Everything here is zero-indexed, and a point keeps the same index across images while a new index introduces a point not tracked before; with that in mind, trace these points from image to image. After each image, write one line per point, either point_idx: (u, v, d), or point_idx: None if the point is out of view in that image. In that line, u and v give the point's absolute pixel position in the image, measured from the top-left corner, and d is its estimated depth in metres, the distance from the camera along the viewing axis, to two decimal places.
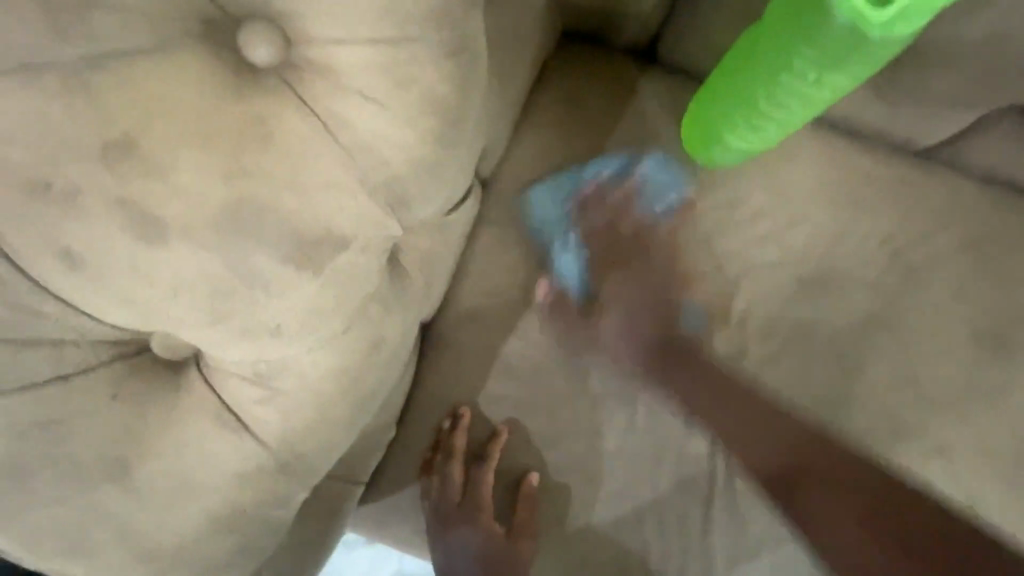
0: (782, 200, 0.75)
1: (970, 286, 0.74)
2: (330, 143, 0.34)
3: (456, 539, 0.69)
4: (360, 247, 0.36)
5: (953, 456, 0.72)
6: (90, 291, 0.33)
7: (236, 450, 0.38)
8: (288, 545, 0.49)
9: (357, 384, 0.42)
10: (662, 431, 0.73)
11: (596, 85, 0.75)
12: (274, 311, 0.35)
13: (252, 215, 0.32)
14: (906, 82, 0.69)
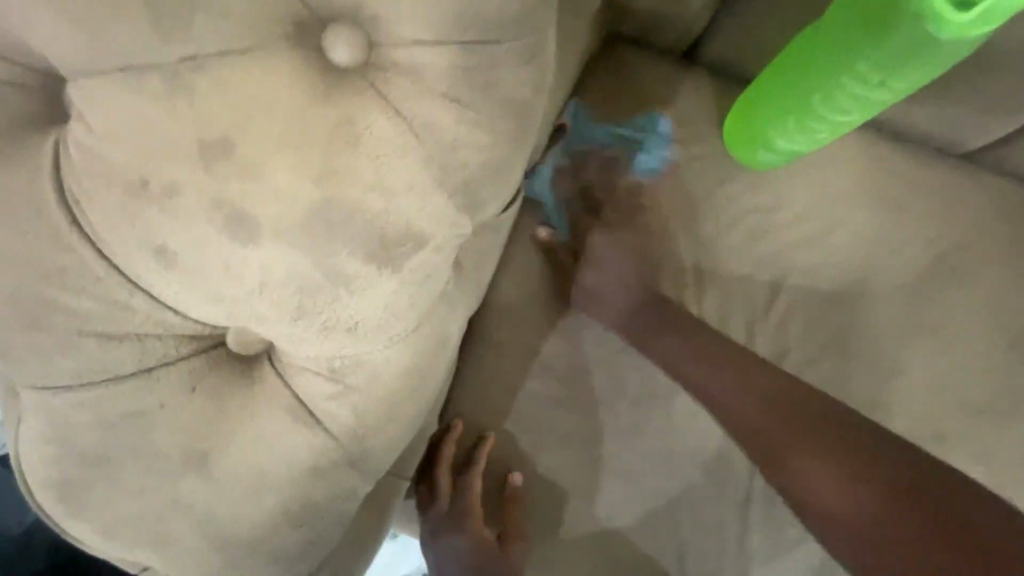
0: (826, 201, 0.75)
1: (1011, 290, 0.73)
2: (413, 143, 0.34)
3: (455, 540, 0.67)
4: (437, 244, 0.37)
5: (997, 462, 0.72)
6: (179, 286, 0.34)
7: (309, 446, 0.38)
8: (343, 545, 0.47)
9: (424, 379, 0.42)
10: (708, 431, 0.72)
11: (637, 86, 0.75)
12: (354, 306, 0.35)
13: (339, 214, 0.33)
14: (956, 86, 0.68)
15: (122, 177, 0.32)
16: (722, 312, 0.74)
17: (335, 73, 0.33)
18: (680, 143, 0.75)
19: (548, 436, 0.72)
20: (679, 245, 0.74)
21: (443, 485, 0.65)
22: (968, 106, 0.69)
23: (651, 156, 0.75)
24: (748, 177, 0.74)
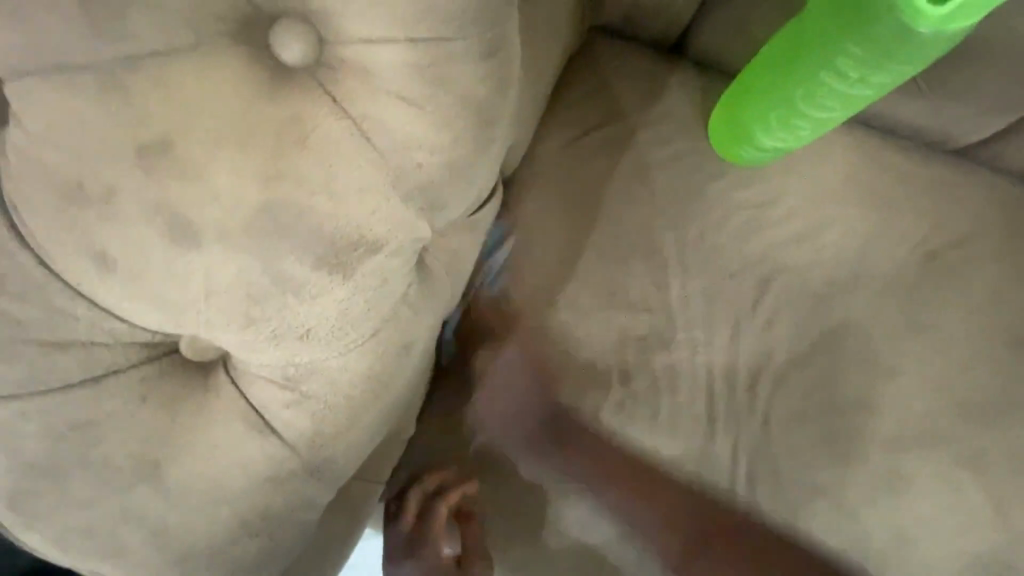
0: (815, 199, 0.73)
1: (1001, 290, 0.72)
2: (363, 146, 0.33)
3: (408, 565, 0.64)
4: (393, 250, 0.36)
5: (985, 464, 0.71)
6: (124, 293, 0.33)
7: (264, 455, 0.37)
8: (313, 549, 0.47)
9: (387, 386, 0.41)
10: (693, 434, 0.71)
11: (622, 81, 0.74)
12: (305, 314, 0.34)
13: (284, 220, 0.32)
14: (949, 79, 0.66)
15: (61, 182, 0.31)
16: (707, 313, 0.72)
17: (283, 73, 0.32)
18: (665, 141, 0.73)
19: (530, 439, 0.71)
20: (663, 245, 0.72)
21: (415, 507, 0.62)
22: (961, 101, 0.67)
23: (636, 154, 0.73)
24: (734, 174, 0.73)
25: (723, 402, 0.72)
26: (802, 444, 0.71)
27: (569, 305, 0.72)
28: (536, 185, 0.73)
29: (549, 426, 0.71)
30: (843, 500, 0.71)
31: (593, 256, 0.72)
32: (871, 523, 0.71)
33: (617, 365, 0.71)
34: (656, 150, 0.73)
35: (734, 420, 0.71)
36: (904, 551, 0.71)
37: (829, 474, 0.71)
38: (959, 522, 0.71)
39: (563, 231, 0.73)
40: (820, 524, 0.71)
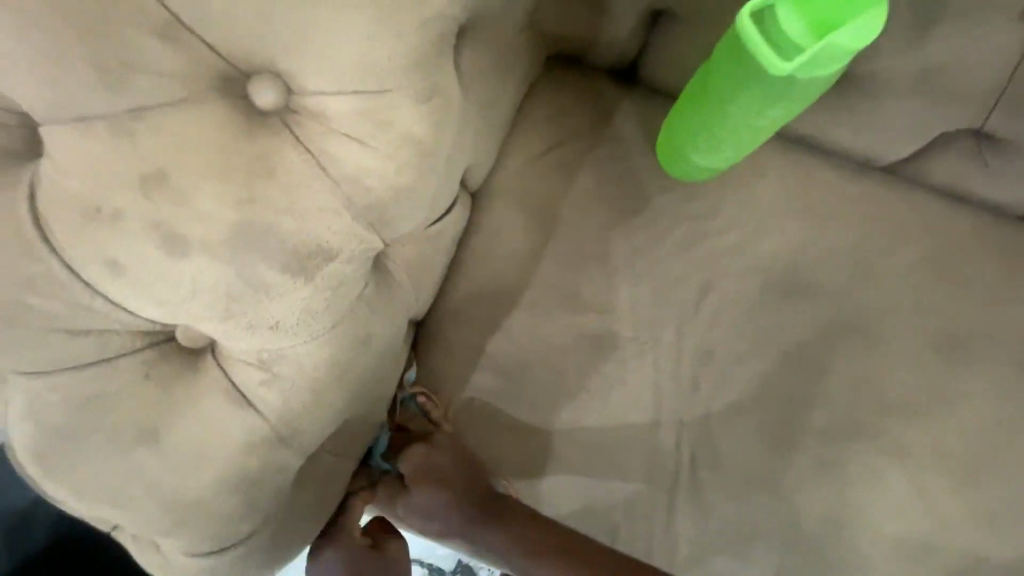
0: (753, 212, 0.81)
1: (926, 295, 0.79)
2: (321, 176, 0.41)
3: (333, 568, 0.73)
4: (347, 257, 0.44)
5: (908, 452, 0.77)
6: (129, 291, 0.41)
7: (243, 425, 0.46)
8: (288, 518, 0.54)
9: (348, 371, 0.49)
10: (640, 423, 0.79)
11: (578, 106, 0.82)
12: (274, 309, 0.43)
13: (256, 234, 0.40)
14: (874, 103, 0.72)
15: (80, 204, 0.39)
16: (653, 315, 0.80)
17: (258, 119, 0.41)
18: (616, 159, 0.82)
19: (492, 426, 0.79)
20: (614, 252, 0.80)
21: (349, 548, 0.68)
22: (883, 126, 0.74)
23: (590, 171, 0.81)
24: (679, 190, 0.81)
25: (668, 395, 0.79)
26: (740, 434, 0.79)
27: (529, 306, 0.80)
28: (501, 200, 0.81)
29: (510, 414, 0.79)
30: (779, 485, 0.78)
31: (552, 262, 0.81)
32: (803, 507, 0.78)
33: (571, 360, 0.79)
34: (608, 167, 0.81)
35: (678, 411, 0.79)
36: (834, 532, 0.77)
37: (765, 462, 0.78)
38: (886, 508, 0.77)
39: (524, 241, 0.81)
40: (757, 507, 0.78)
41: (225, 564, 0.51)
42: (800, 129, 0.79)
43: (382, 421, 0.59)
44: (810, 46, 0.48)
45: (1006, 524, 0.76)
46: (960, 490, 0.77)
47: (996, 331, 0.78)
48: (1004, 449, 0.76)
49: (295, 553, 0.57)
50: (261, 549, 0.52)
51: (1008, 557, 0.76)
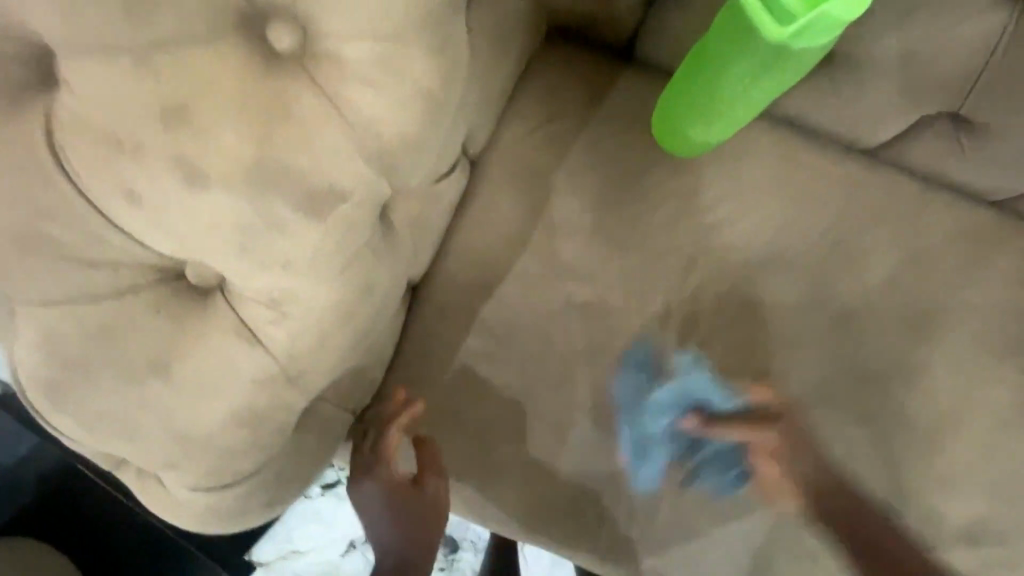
0: (742, 189, 0.84)
1: (902, 274, 0.82)
2: (336, 118, 0.43)
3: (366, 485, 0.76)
4: (357, 201, 0.46)
5: (877, 422, 0.81)
6: (144, 224, 0.42)
7: (252, 360, 0.48)
8: (290, 458, 0.56)
9: (352, 315, 0.51)
10: (626, 389, 0.82)
11: (577, 78, 0.84)
12: (286, 247, 0.44)
13: (271, 172, 0.41)
14: (855, 83, 0.76)
15: (97, 135, 0.40)
16: (643, 285, 0.83)
17: (274, 58, 0.41)
18: (612, 132, 0.84)
19: (484, 388, 0.81)
20: (607, 223, 0.83)
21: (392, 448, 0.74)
22: (862, 107, 0.78)
23: (586, 143, 0.84)
24: (672, 164, 0.83)
25: (653, 362, 0.82)
26: (721, 401, 0.82)
27: (523, 273, 0.82)
28: (499, 169, 0.83)
29: (501, 377, 0.81)
30: (754, 450, 0.82)
31: (546, 231, 0.83)
32: (778, 472, 0.81)
33: (562, 326, 0.82)
34: (605, 140, 0.84)
35: (664, 378, 0.82)
36: (805, 494, 0.81)
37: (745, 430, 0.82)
38: (854, 473, 0.81)
39: (520, 209, 0.83)
40: (735, 472, 0.81)
41: (227, 499, 0.53)
42: (788, 109, 0.82)
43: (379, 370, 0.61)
44: (804, 14, 0.51)
45: (963, 490, 0.81)
46: (923, 458, 0.81)
47: (965, 309, 0.82)
48: (966, 421, 0.81)
49: (294, 495, 0.59)
50: (262, 486, 0.54)
51: (964, 520, 0.81)
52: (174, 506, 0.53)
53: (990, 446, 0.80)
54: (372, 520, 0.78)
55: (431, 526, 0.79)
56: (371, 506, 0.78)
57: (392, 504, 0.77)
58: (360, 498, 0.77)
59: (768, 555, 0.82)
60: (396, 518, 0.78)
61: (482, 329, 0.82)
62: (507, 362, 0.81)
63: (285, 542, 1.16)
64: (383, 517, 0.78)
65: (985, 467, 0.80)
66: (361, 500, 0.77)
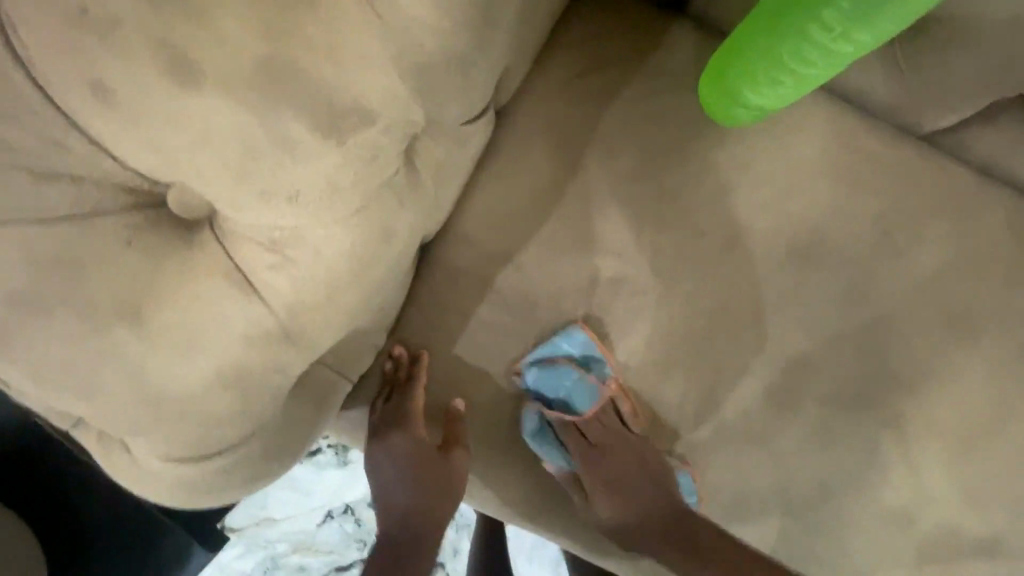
0: (787, 166, 0.77)
1: (948, 272, 0.77)
2: (366, 15, 0.34)
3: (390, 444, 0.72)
4: (385, 126, 0.38)
5: (906, 425, 0.77)
6: (117, 130, 0.34)
7: (246, 312, 0.40)
8: (280, 429, 0.49)
9: (365, 267, 0.43)
10: (645, 375, 0.76)
11: (621, 28, 0.76)
12: (296, 175, 0.36)
13: (283, 76, 0.33)
14: (937, 57, 0.68)
15: (58, 6, 0.31)
16: (672, 263, 0.76)
17: None
18: (654, 92, 0.76)
19: (493, 363, 0.75)
20: (639, 193, 0.75)
21: (420, 405, 0.69)
22: (935, 85, 0.70)
23: (623, 102, 0.75)
24: (715, 133, 0.76)
25: (678, 346, 0.76)
26: (745, 394, 0.76)
27: (543, 241, 0.75)
28: (525, 123, 0.75)
29: (511, 352, 0.75)
30: (776, 447, 0.77)
31: (572, 197, 0.75)
32: (795, 473, 0.77)
33: (580, 303, 0.75)
34: (645, 99, 0.76)
35: (688, 367, 0.76)
36: (823, 498, 0.77)
37: (767, 428, 0.76)
38: (877, 478, 0.77)
39: (545, 170, 0.75)
40: (751, 470, 0.77)
41: (206, 473, 0.46)
42: (847, 83, 0.75)
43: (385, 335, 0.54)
44: None
45: (987, 500, 0.77)
46: (949, 466, 0.77)
47: (1009, 313, 0.77)
48: (996, 430, 0.77)
49: (282, 471, 0.52)
50: (248, 461, 0.47)
51: (983, 533, 0.77)
52: (140, 478, 0.46)
53: (1019, 457, 0.76)
54: (385, 479, 0.74)
55: (446, 500, 0.73)
56: (388, 466, 0.73)
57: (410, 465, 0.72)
58: (378, 454, 0.73)
59: (780, 555, 0.78)
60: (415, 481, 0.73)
61: (496, 299, 0.74)
62: (519, 337, 0.75)
63: (259, 509, 1.09)
64: (399, 477, 0.74)
65: (1011, 478, 0.77)
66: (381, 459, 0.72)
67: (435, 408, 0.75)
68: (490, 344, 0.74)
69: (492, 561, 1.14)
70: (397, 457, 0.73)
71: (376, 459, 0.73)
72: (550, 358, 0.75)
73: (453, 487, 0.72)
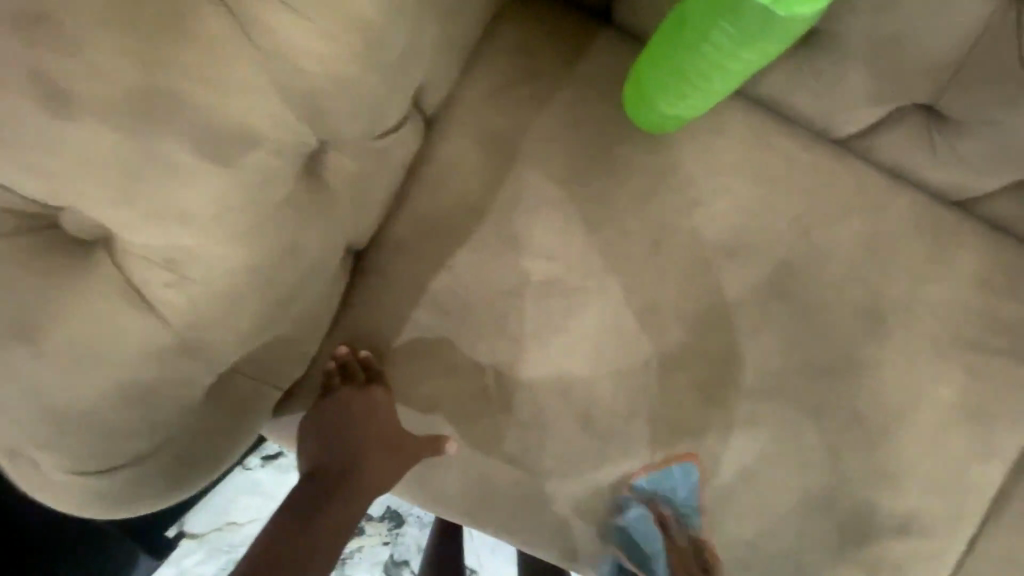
0: (711, 170, 0.80)
1: (861, 270, 0.81)
2: (247, 44, 0.38)
3: (339, 437, 0.75)
4: (274, 147, 0.42)
5: (825, 417, 0.81)
6: (5, 157, 0.37)
7: (143, 329, 0.43)
8: (197, 439, 0.52)
9: (265, 281, 0.48)
10: (579, 376, 0.78)
11: (548, 37, 0.78)
12: (180, 196, 0.40)
13: (160, 102, 0.37)
14: (842, 66, 0.70)
15: None
16: (603, 267, 0.79)
17: None
18: (581, 100, 0.78)
19: (428, 368, 0.77)
20: (569, 198, 0.78)
21: (383, 404, 0.74)
22: (843, 94, 0.73)
23: (549, 111, 0.78)
24: (641, 139, 0.79)
25: (608, 347, 0.79)
26: (675, 390, 0.80)
27: (476, 247, 0.77)
28: (456, 133, 0.77)
29: (446, 356, 0.77)
30: (705, 441, 0.80)
31: (503, 205, 0.77)
32: (723, 465, 0.80)
33: (513, 308, 0.77)
34: (573, 107, 0.78)
35: (619, 366, 0.79)
36: (748, 486, 0.81)
37: (694, 422, 0.80)
38: (799, 466, 0.81)
39: (476, 177, 0.77)
40: (682, 464, 0.80)
41: (114, 483, 0.48)
42: (764, 90, 0.78)
43: (299, 343, 0.57)
44: None
45: (900, 485, 0.82)
46: (865, 454, 0.81)
47: (919, 307, 0.81)
48: (908, 420, 0.82)
49: (200, 482, 0.54)
50: (157, 470, 0.50)
51: (896, 515, 0.82)
52: (48, 488, 0.48)
53: (927, 442, 0.82)
54: (315, 439, 0.75)
55: (378, 481, 0.74)
56: (334, 459, 0.74)
57: (359, 463, 0.74)
58: (331, 425, 0.75)
59: (711, 545, 0.81)
60: (359, 479, 0.74)
61: (429, 304, 0.76)
62: (453, 342, 0.77)
63: (222, 513, 1.10)
64: (339, 445, 0.75)
65: (922, 463, 0.82)
66: (327, 450, 0.74)
67: (390, 415, 0.75)
68: (425, 348, 0.76)
69: (450, 558, 1.16)
70: (345, 426, 0.74)
71: (328, 430, 0.75)
72: (485, 360, 0.77)
73: (390, 468, 0.75)
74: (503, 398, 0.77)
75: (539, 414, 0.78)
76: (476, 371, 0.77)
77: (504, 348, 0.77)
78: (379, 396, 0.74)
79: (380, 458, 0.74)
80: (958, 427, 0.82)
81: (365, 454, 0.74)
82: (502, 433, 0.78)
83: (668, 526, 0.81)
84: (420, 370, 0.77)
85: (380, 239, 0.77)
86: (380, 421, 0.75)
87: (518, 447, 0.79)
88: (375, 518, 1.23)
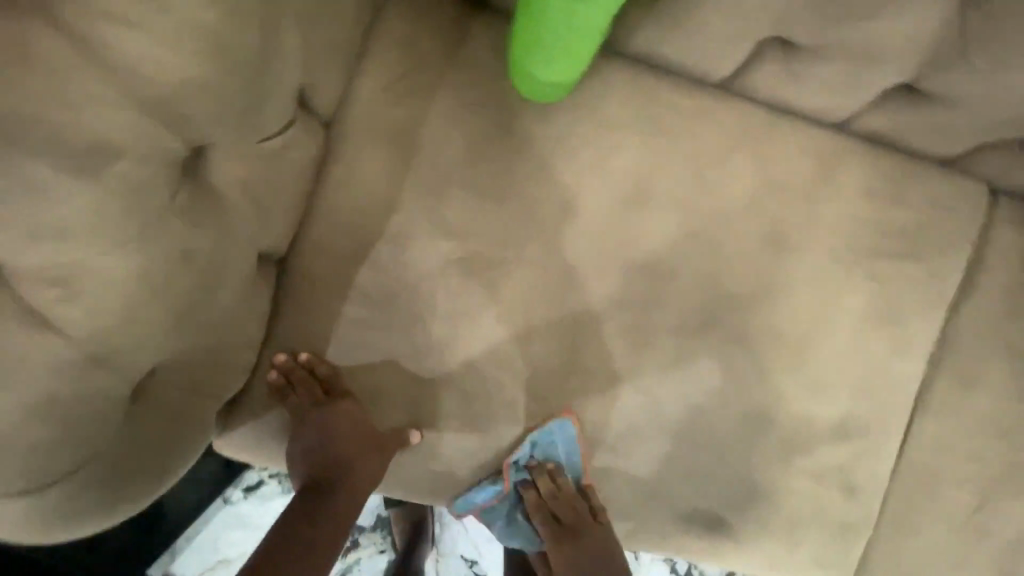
0: (603, 129, 0.85)
1: (756, 200, 0.87)
2: (88, 64, 0.44)
3: (315, 450, 0.77)
4: (137, 157, 0.49)
5: (749, 341, 0.87)
6: None
7: (48, 344, 0.48)
8: (125, 453, 0.58)
9: (157, 284, 0.54)
10: (513, 342, 0.82)
11: (428, 28, 0.82)
12: (56, 213, 0.46)
13: (14, 127, 0.42)
14: (692, 15, 0.76)
15: None
16: (516, 236, 0.83)
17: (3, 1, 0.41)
18: (470, 82, 0.82)
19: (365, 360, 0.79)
20: (471, 176, 0.82)
21: (351, 411, 0.77)
22: (702, 40, 0.79)
23: (441, 97, 0.81)
24: (532, 111, 0.83)
25: (535, 310, 0.83)
26: (606, 339, 0.84)
27: (391, 237, 0.80)
28: (354, 131, 0.80)
29: (380, 345, 0.79)
30: (641, 383, 0.85)
31: (410, 192, 0.81)
32: (662, 401, 0.85)
33: (436, 289, 0.81)
34: (462, 89, 0.82)
35: (550, 327, 0.83)
36: (691, 418, 0.86)
37: (629, 367, 0.85)
38: (734, 391, 0.86)
39: (381, 170, 0.80)
40: (625, 407, 0.85)
41: (50, 502, 0.53)
42: (637, 48, 0.84)
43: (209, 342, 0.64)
44: None
45: (827, 391, 0.88)
46: (790, 368, 0.87)
47: (816, 225, 0.88)
48: (824, 330, 0.88)
49: (139, 489, 0.61)
50: (89, 484, 0.56)
51: (829, 419, 0.88)
52: None
53: (845, 348, 0.88)
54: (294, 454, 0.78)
55: (362, 484, 0.78)
56: (314, 473, 0.77)
57: (341, 473, 0.77)
58: (306, 442, 0.77)
59: (663, 480, 0.86)
60: (344, 486, 0.77)
61: (356, 300, 0.79)
62: (384, 331, 0.79)
63: (212, 553, 1.10)
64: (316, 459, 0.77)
65: (844, 368, 0.88)
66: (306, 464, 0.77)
67: (360, 422, 0.78)
68: (360, 342, 0.79)
69: None
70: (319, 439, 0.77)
71: (304, 446, 0.77)
72: (419, 343, 0.80)
73: (370, 471, 0.77)
74: (443, 376, 0.81)
75: (480, 385, 0.82)
76: (411, 355, 0.80)
77: (434, 328, 0.80)
78: (345, 404, 0.77)
79: (359, 464, 0.77)
80: (869, 330, 0.88)
81: (343, 463, 0.77)
82: (447, 408, 0.81)
83: (557, 479, 0.86)
84: (360, 365, 0.80)
85: (298, 245, 0.79)
86: (351, 431, 0.77)
87: (465, 420, 0.82)
88: (368, 529, 1.25)
